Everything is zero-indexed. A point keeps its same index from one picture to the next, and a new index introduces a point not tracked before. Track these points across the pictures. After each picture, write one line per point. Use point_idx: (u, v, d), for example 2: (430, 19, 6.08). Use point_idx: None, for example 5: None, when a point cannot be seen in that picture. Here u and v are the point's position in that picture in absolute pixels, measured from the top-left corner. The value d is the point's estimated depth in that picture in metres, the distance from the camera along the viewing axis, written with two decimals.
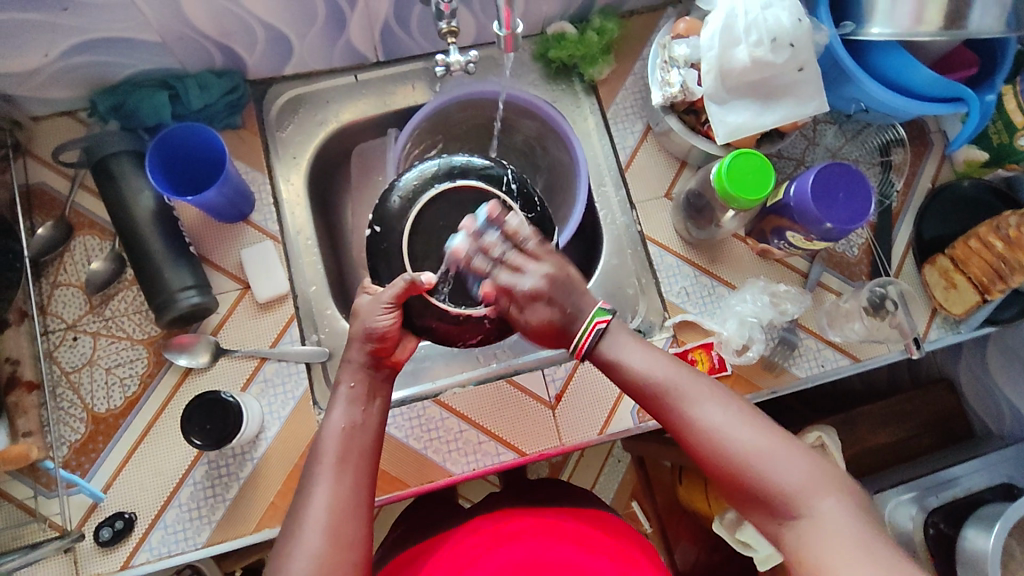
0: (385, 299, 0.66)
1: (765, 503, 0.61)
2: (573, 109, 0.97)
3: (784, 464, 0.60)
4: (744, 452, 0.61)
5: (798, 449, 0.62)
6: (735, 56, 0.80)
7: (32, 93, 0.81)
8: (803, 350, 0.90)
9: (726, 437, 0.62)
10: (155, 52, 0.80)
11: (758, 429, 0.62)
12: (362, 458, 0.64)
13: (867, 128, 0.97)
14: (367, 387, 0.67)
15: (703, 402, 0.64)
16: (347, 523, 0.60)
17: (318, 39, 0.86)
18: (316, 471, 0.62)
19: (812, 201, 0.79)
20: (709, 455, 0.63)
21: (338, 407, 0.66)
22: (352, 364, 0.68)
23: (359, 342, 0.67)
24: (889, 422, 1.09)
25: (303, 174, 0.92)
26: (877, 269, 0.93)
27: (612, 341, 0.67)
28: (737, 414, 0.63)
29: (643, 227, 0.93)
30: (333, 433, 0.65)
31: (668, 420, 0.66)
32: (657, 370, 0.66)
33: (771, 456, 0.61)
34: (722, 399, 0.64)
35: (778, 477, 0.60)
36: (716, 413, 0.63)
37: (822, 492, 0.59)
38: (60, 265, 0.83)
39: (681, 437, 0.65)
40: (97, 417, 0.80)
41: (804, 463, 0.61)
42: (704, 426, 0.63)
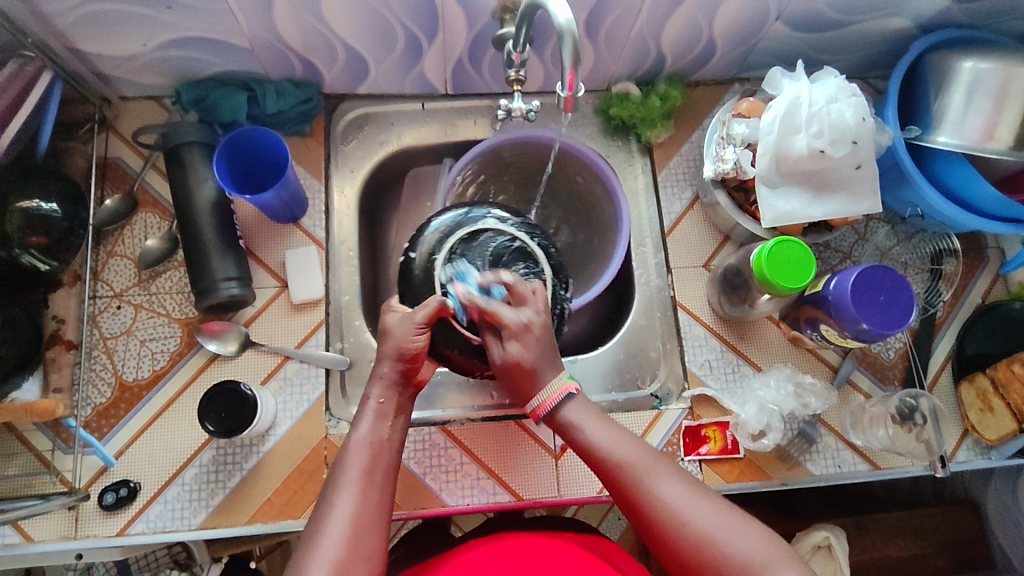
0: (419, 319, 0.68)
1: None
2: (626, 167, 0.99)
3: (746, 536, 0.59)
4: (707, 528, 0.60)
5: (756, 525, 0.61)
6: (793, 144, 0.80)
7: (127, 77, 0.88)
8: (821, 447, 0.87)
9: (686, 513, 0.61)
10: (243, 56, 0.86)
11: (718, 505, 0.62)
12: (386, 476, 0.64)
13: (921, 234, 0.95)
14: (395, 404, 0.67)
15: (663, 477, 0.63)
16: (368, 535, 0.59)
17: (394, 65, 0.91)
18: (341, 482, 0.61)
19: (851, 298, 0.78)
20: (671, 534, 0.61)
21: (366, 420, 0.66)
22: (382, 379, 0.68)
23: (390, 360, 0.68)
24: (905, 535, 1.04)
25: (357, 187, 0.96)
26: (912, 378, 0.91)
27: (575, 411, 0.68)
28: (696, 489, 0.63)
29: (676, 293, 0.93)
30: (361, 447, 0.64)
31: (629, 497, 0.64)
32: (618, 443, 0.65)
33: (733, 531, 0.60)
34: (681, 475, 0.64)
35: (743, 550, 0.59)
36: (677, 487, 0.63)
37: (785, 564, 0.58)
38: (119, 237, 0.88)
39: (642, 517, 0.63)
40: (124, 385, 0.84)
41: (766, 538, 0.60)
42: (664, 501, 0.62)
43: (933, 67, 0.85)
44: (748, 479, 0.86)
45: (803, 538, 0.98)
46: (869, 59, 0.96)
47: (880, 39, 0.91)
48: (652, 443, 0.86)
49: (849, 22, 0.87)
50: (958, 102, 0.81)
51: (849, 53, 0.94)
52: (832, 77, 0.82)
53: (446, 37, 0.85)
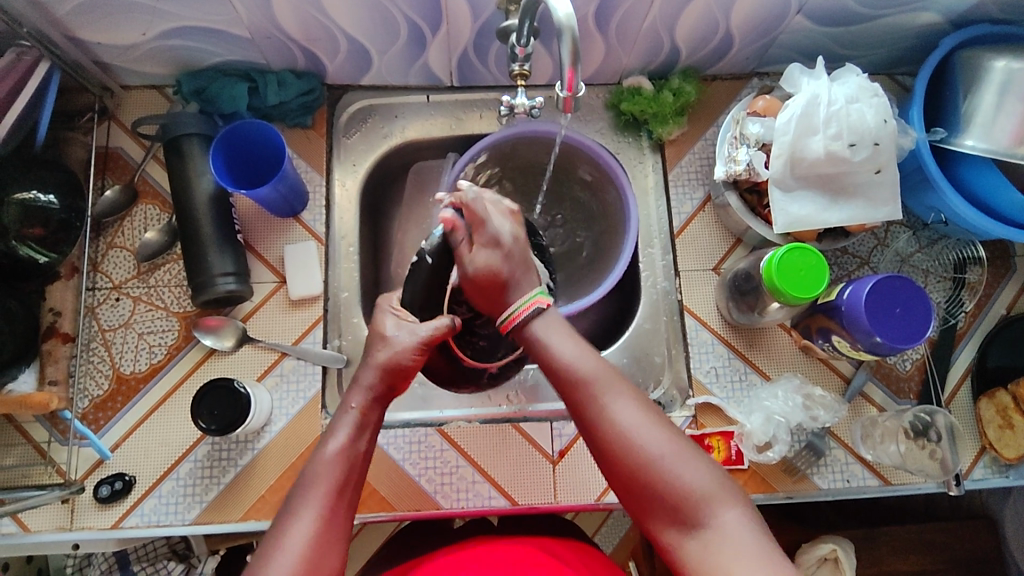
0: (422, 339, 0.67)
1: (671, 511, 0.58)
2: (636, 164, 0.95)
3: (693, 468, 0.58)
4: (654, 454, 0.58)
5: (706, 459, 0.59)
6: (809, 145, 0.77)
7: (127, 65, 0.86)
8: (830, 461, 0.84)
9: (639, 437, 0.59)
10: (243, 46, 0.84)
11: (672, 433, 0.60)
12: (354, 492, 0.62)
13: (944, 241, 0.91)
14: (375, 418, 0.66)
15: (621, 401, 0.61)
16: (329, 554, 0.57)
17: (398, 57, 0.88)
18: (307, 497, 0.59)
19: (864, 310, 0.74)
20: (620, 457, 0.59)
21: (342, 432, 0.64)
22: (364, 389, 0.66)
23: (375, 369, 0.66)
24: (918, 550, 1.00)
25: (359, 181, 0.94)
26: (928, 390, 0.87)
27: (544, 325, 0.65)
28: (648, 413, 0.61)
29: (683, 297, 0.90)
30: (331, 462, 0.61)
31: (584, 416, 0.62)
32: (578, 358, 0.63)
33: (683, 461, 0.58)
34: (638, 398, 0.62)
35: (686, 481, 0.57)
36: (632, 412, 0.60)
37: (730, 502, 0.57)
38: (118, 229, 0.88)
39: (592, 437, 0.61)
40: (121, 377, 0.83)
41: (714, 471, 0.59)
42: (618, 424, 0.60)
43: (964, 66, 0.80)
44: (752, 491, 0.83)
45: (809, 549, 0.96)
46: (896, 55, 0.91)
47: (907, 34, 0.86)
48: None
49: (874, 16, 0.82)
50: (989, 103, 0.77)
51: (874, 48, 0.89)
52: (854, 75, 0.78)
53: (450, 28, 0.82)
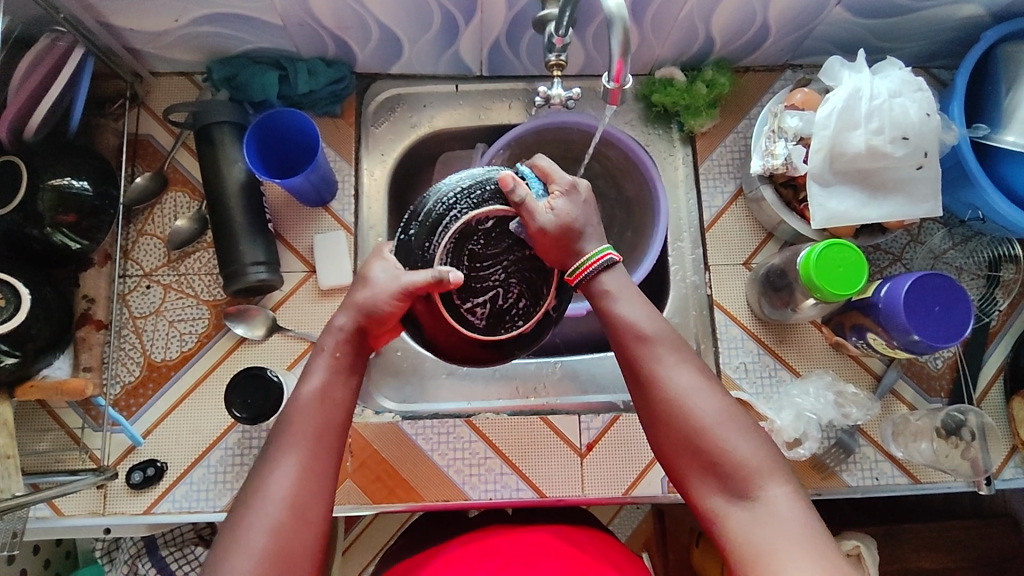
0: (402, 283, 0.60)
1: (717, 478, 0.58)
2: (665, 156, 0.95)
3: (744, 439, 0.58)
4: (708, 421, 0.59)
5: (756, 433, 0.60)
6: (850, 140, 0.76)
7: (158, 52, 0.86)
8: (859, 458, 0.84)
9: (693, 402, 0.60)
10: (274, 33, 0.83)
11: (726, 403, 0.60)
12: (336, 436, 0.61)
13: (979, 237, 0.89)
14: (351, 359, 0.64)
15: (678, 366, 0.61)
16: (313, 500, 0.57)
17: (428, 45, 0.87)
18: (285, 445, 0.59)
19: (903, 307, 0.73)
20: (673, 419, 0.60)
21: (318, 374, 0.63)
22: (339, 332, 0.64)
23: (351, 313, 0.64)
24: (939, 546, 1.00)
25: (387, 171, 0.93)
26: (960, 388, 0.86)
27: (613, 283, 0.65)
28: (706, 381, 0.61)
29: (713, 292, 0.89)
30: (310, 405, 0.61)
31: (639, 375, 0.62)
32: (643, 320, 0.63)
33: (734, 431, 0.59)
34: (697, 366, 0.62)
35: (738, 451, 0.58)
36: (688, 377, 0.61)
37: (778, 479, 0.57)
38: (149, 216, 0.88)
39: (646, 398, 0.62)
40: (152, 365, 0.84)
41: (764, 446, 0.59)
42: (673, 387, 0.60)
43: (1006, 61, 0.79)
44: None
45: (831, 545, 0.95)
46: (934, 48, 0.89)
47: (949, 27, 0.84)
48: None
49: (915, 8, 0.81)
50: None
51: (913, 41, 0.88)
52: (896, 69, 0.77)
53: (483, 16, 0.81)
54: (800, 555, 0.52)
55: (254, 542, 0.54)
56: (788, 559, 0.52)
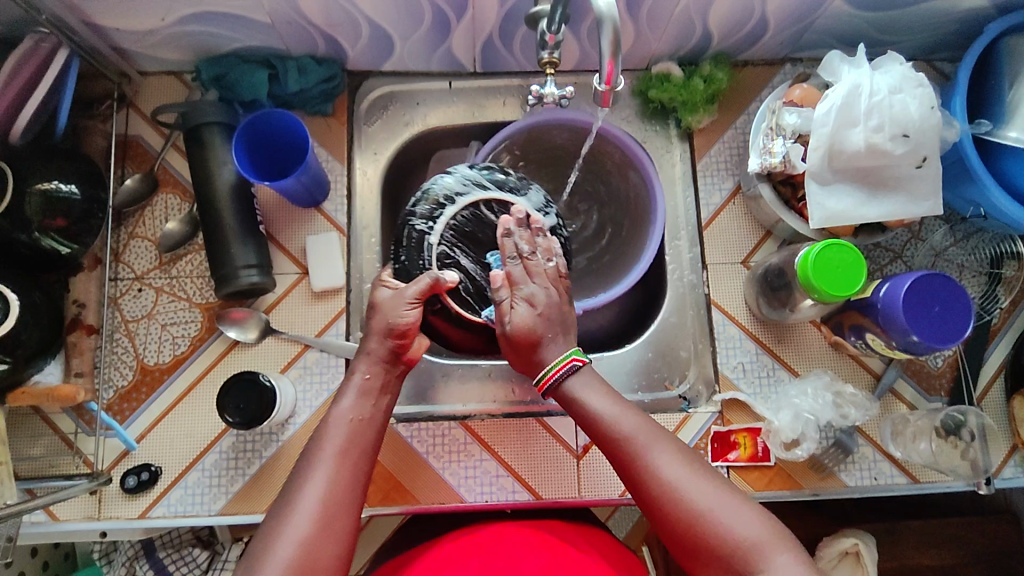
0: (410, 294, 0.68)
1: (723, 563, 0.57)
2: (663, 153, 0.93)
3: (739, 515, 0.57)
4: (700, 506, 0.58)
5: (751, 504, 0.58)
6: (849, 138, 0.74)
7: (146, 51, 0.85)
8: (858, 458, 0.83)
9: (683, 489, 0.59)
10: (263, 31, 0.82)
11: (715, 481, 0.60)
12: (364, 453, 0.62)
13: (981, 234, 0.88)
14: (381, 380, 0.66)
15: (663, 455, 0.61)
16: (340, 516, 0.57)
17: (420, 42, 0.86)
18: (315, 459, 0.59)
19: (903, 307, 0.72)
20: (666, 511, 0.59)
21: (348, 395, 0.65)
22: (369, 355, 0.67)
23: (378, 336, 0.67)
24: (939, 543, 0.99)
25: (380, 170, 0.92)
26: (960, 387, 0.85)
27: (584, 380, 0.67)
28: (691, 464, 0.60)
29: (711, 291, 0.88)
30: (340, 422, 0.63)
31: (627, 473, 0.62)
32: (619, 416, 0.63)
33: (728, 509, 0.58)
34: (681, 452, 0.62)
35: (735, 530, 0.57)
36: (673, 464, 0.60)
37: (780, 547, 0.56)
38: (139, 218, 0.87)
39: (639, 495, 0.62)
40: (145, 369, 0.83)
41: (761, 517, 0.58)
42: (661, 478, 0.60)
43: (1010, 54, 0.77)
44: (779, 488, 0.82)
45: (830, 543, 0.95)
46: (936, 41, 0.88)
47: (952, 18, 0.82)
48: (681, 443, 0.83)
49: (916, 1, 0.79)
50: None
51: (914, 33, 0.86)
52: (897, 63, 0.75)
53: (475, 12, 0.80)
54: None
55: (279, 554, 0.54)
56: None
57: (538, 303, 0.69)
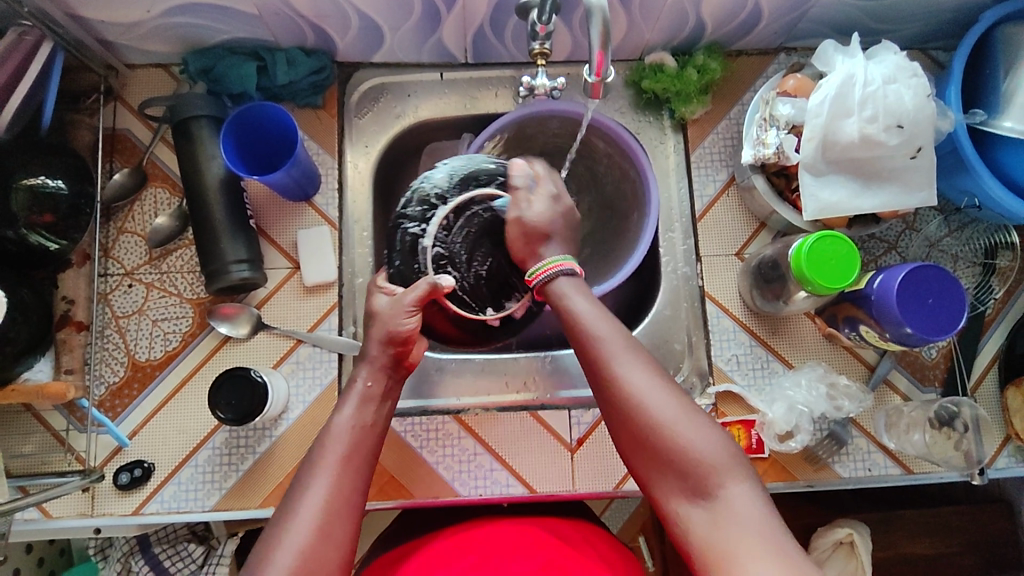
0: (408, 302, 0.70)
1: (677, 479, 0.58)
2: (657, 144, 0.92)
3: (703, 437, 0.58)
4: (665, 420, 0.59)
5: (717, 429, 0.60)
6: (844, 128, 0.74)
7: (132, 43, 0.84)
8: (852, 449, 0.83)
9: (651, 402, 0.60)
10: (250, 23, 0.81)
11: (684, 402, 0.61)
12: (366, 461, 0.62)
13: (976, 224, 0.88)
14: (382, 387, 0.68)
15: (636, 367, 0.62)
16: (340, 522, 0.57)
17: (410, 33, 0.85)
18: (316, 466, 0.60)
19: (896, 299, 0.72)
20: (632, 419, 0.60)
21: (350, 403, 0.65)
22: (370, 362, 0.69)
23: (379, 342, 0.69)
24: (932, 532, 1.00)
25: (372, 163, 0.91)
26: (954, 378, 0.85)
27: (571, 288, 0.68)
28: (663, 380, 0.61)
29: (705, 283, 0.88)
30: (342, 431, 0.63)
31: (598, 379, 0.63)
32: (598, 325, 0.64)
33: (693, 429, 0.59)
34: (655, 367, 0.62)
35: (696, 449, 0.58)
36: (645, 377, 0.61)
37: (736, 476, 0.57)
38: (129, 213, 0.86)
39: (606, 400, 0.63)
40: (137, 365, 0.83)
41: (725, 443, 0.59)
42: (631, 389, 0.61)
43: (1006, 43, 0.77)
44: (772, 480, 0.82)
45: (824, 533, 0.95)
46: (931, 29, 0.87)
47: (949, 6, 0.81)
48: None
49: None
50: None
51: (910, 22, 0.85)
52: (891, 53, 0.75)
53: (465, 2, 0.79)
54: (755, 550, 0.52)
55: (280, 562, 0.54)
56: (746, 555, 0.52)
57: (558, 201, 0.75)
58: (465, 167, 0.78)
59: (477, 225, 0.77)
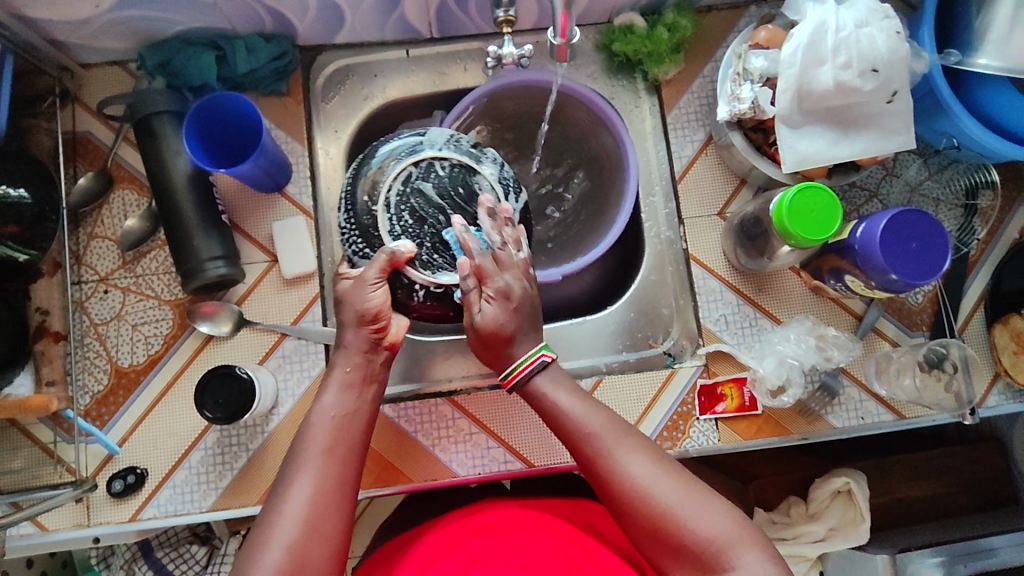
0: (371, 274, 0.66)
1: (693, 560, 0.58)
2: (632, 108, 0.91)
3: (708, 513, 0.58)
4: (669, 504, 0.59)
5: (719, 501, 0.59)
6: (818, 77, 0.73)
7: (84, 42, 0.81)
8: (844, 399, 0.83)
9: (652, 487, 0.59)
10: (205, 11, 0.78)
11: (682, 478, 0.60)
12: (350, 451, 0.61)
13: (955, 165, 0.87)
14: (360, 373, 0.65)
15: (631, 454, 0.61)
16: (328, 516, 0.57)
17: (371, 10, 0.82)
18: (302, 459, 0.59)
19: (880, 246, 0.72)
20: (636, 509, 0.60)
21: (329, 392, 0.64)
22: (347, 348, 0.66)
23: (352, 327, 0.66)
24: (928, 474, 1.01)
25: (343, 148, 0.89)
26: (941, 321, 0.85)
27: (548, 381, 0.66)
28: (659, 462, 0.61)
29: (688, 245, 0.87)
30: (323, 419, 0.62)
31: (595, 472, 0.63)
32: (585, 413, 0.64)
33: (697, 507, 0.58)
34: (648, 450, 0.62)
35: (704, 527, 0.57)
36: (641, 463, 0.61)
37: (749, 545, 0.57)
38: (97, 218, 0.84)
39: (607, 492, 0.62)
40: (120, 371, 0.81)
41: (729, 513, 0.59)
42: (631, 478, 0.60)
43: None
44: (767, 435, 0.82)
45: (822, 483, 0.97)
46: None
47: None
48: (666, 402, 0.82)
49: None
50: (1006, 16, 0.72)
51: None
52: None
53: None
54: None
55: (268, 560, 0.54)
56: None
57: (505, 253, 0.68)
58: (353, 243, 0.71)
59: (408, 235, 0.70)
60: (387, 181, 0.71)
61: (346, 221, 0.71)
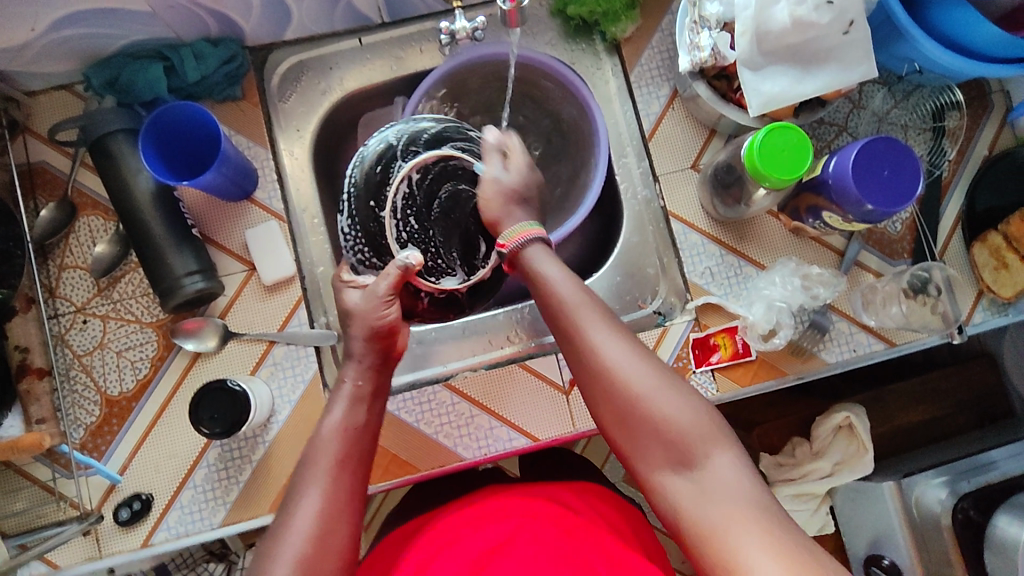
0: (382, 291, 0.68)
1: (660, 449, 0.58)
2: (594, 71, 0.91)
3: (682, 406, 0.58)
4: (642, 390, 0.59)
5: (694, 398, 0.60)
6: (774, 16, 0.73)
7: (25, 69, 0.78)
8: (834, 334, 0.84)
9: (627, 371, 0.60)
10: (146, 21, 0.76)
11: (660, 371, 0.61)
12: (360, 462, 0.62)
13: (920, 90, 0.87)
14: (371, 385, 0.67)
15: (612, 338, 0.62)
16: (337, 529, 0.57)
17: (317, 2, 0.80)
18: (311, 474, 0.59)
19: (853, 178, 0.72)
20: (610, 391, 0.60)
21: (339, 405, 0.65)
22: (357, 361, 0.68)
23: (362, 338, 0.68)
24: (923, 399, 1.03)
25: (308, 148, 0.88)
26: (921, 247, 0.86)
27: (543, 265, 0.68)
28: (639, 352, 0.62)
29: (666, 202, 0.87)
30: (334, 434, 0.62)
31: (574, 352, 0.64)
32: (573, 298, 0.65)
33: (671, 398, 0.59)
34: (631, 339, 0.63)
35: (674, 417, 0.58)
36: (621, 348, 0.62)
37: (718, 445, 0.57)
38: (65, 248, 0.82)
39: (584, 373, 0.63)
40: (111, 400, 0.80)
41: (703, 412, 0.59)
42: (608, 360, 0.61)
43: None
44: (763, 379, 0.83)
45: (822, 421, 0.99)
46: None
47: None
48: (662, 359, 0.83)
49: None
50: None
51: None
52: None
53: None
54: (746, 518, 0.52)
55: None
56: (736, 525, 0.52)
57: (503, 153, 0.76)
58: (359, 251, 0.75)
59: (413, 241, 0.76)
60: (393, 184, 0.74)
61: (348, 228, 0.75)
